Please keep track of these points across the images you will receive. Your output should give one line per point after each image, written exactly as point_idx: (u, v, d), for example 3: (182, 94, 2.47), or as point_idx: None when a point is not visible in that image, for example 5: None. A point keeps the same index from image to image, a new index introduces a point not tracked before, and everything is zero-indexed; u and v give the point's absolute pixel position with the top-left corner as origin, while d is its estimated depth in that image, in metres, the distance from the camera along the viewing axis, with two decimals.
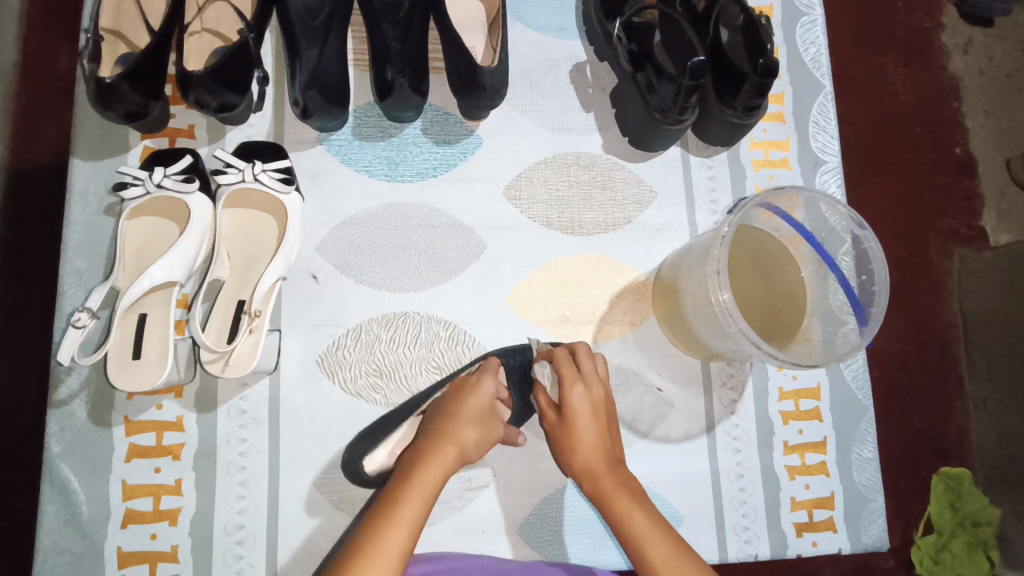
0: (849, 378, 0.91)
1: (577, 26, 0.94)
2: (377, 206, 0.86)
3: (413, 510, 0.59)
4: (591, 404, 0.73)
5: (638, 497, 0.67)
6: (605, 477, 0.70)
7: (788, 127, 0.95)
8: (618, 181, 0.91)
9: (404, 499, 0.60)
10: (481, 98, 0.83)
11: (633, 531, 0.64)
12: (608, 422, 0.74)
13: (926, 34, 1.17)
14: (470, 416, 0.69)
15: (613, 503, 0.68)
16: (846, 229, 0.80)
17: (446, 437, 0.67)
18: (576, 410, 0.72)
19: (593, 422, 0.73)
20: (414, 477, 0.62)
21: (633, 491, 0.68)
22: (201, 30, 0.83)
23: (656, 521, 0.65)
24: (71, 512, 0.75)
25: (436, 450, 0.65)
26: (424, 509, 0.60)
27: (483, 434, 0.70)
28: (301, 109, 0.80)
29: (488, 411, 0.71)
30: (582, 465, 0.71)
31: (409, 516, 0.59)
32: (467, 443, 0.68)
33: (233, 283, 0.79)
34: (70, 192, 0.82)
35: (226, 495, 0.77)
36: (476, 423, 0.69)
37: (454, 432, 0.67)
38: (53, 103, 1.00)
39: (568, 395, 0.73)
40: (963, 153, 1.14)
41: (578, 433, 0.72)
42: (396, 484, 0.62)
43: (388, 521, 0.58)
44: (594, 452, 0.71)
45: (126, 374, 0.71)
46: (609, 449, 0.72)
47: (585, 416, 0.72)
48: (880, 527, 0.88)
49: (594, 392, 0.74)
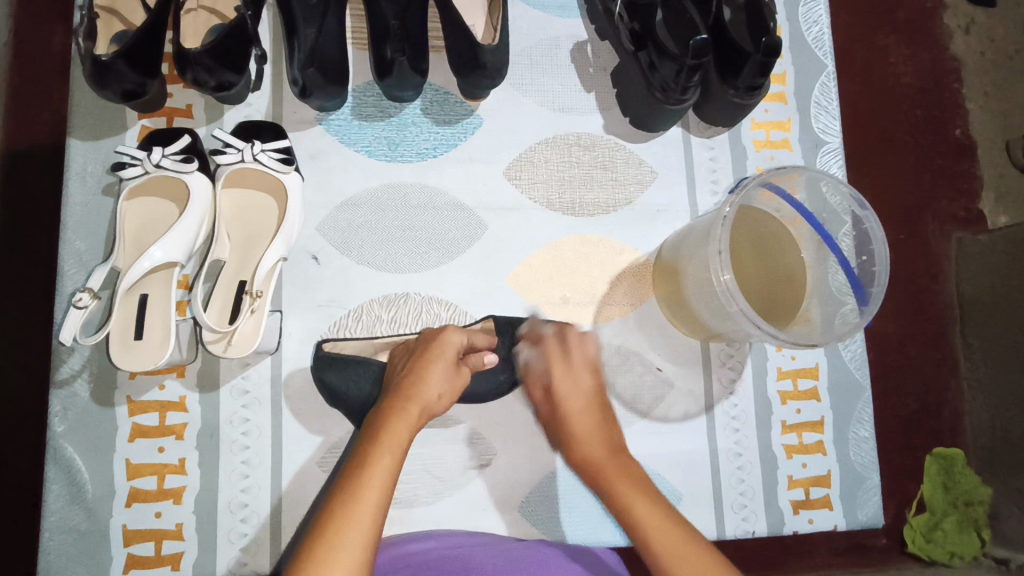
0: (846, 358, 0.91)
1: (578, 5, 0.94)
2: (378, 186, 0.86)
3: (390, 462, 0.58)
4: (583, 393, 0.73)
5: (643, 486, 0.64)
6: (607, 465, 0.67)
7: (789, 107, 0.95)
8: (619, 161, 0.91)
9: (377, 451, 0.59)
10: (482, 77, 0.82)
11: (639, 521, 0.60)
12: (604, 411, 0.73)
13: (928, 14, 1.16)
14: (436, 373, 0.69)
15: (618, 495, 0.64)
16: (847, 209, 0.81)
17: (412, 395, 0.66)
18: (570, 403, 0.72)
19: (591, 417, 0.71)
20: (385, 431, 0.61)
21: (633, 476, 0.65)
22: (197, 7, 0.81)
23: (653, 501, 0.62)
24: (76, 491, 0.76)
25: (405, 406, 0.64)
26: (392, 459, 0.58)
27: (448, 391, 0.70)
28: (300, 89, 0.80)
29: (452, 367, 0.71)
30: (582, 458, 0.69)
31: (385, 466, 0.57)
32: (433, 399, 0.67)
33: (234, 264, 0.78)
34: (68, 172, 0.81)
35: (229, 474, 0.78)
36: (442, 380, 0.69)
37: (420, 390, 0.67)
38: (46, 82, 0.99)
39: (560, 389, 0.73)
40: (962, 134, 1.14)
41: (574, 426, 0.71)
42: (366, 440, 0.61)
43: (361, 480, 0.56)
44: (591, 445, 0.69)
45: (129, 355, 0.72)
46: (608, 439, 0.70)
47: (580, 410, 0.72)
48: (875, 504, 0.89)
49: (582, 383, 0.73)
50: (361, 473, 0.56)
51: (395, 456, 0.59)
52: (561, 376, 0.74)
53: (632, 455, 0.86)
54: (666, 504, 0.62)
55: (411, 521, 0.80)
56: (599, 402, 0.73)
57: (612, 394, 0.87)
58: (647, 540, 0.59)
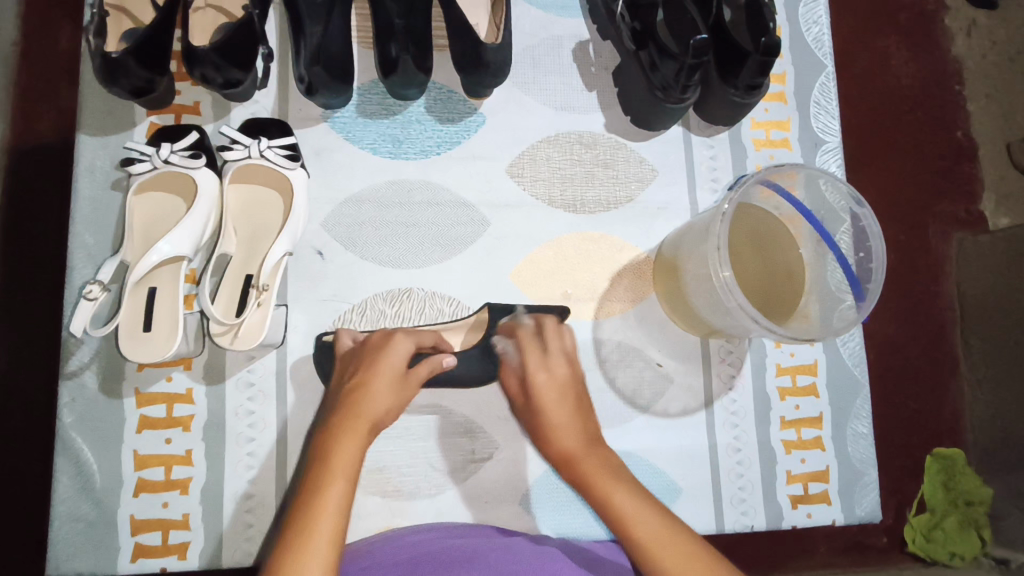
0: (845, 355, 0.92)
1: (580, 5, 0.95)
2: (383, 183, 0.87)
3: (341, 485, 0.61)
4: (557, 387, 0.79)
5: (616, 473, 0.71)
6: (583, 458, 0.73)
7: (789, 106, 0.96)
8: (621, 160, 0.92)
9: (327, 477, 0.62)
10: (485, 76, 0.84)
11: (616, 509, 0.67)
12: (579, 403, 0.79)
13: (929, 16, 1.17)
14: (381, 387, 0.72)
15: (594, 484, 0.71)
16: (845, 208, 0.82)
17: (359, 412, 0.69)
18: (544, 396, 0.78)
19: (563, 404, 0.78)
20: (335, 453, 0.64)
21: (611, 469, 0.71)
22: (205, 5, 0.83)
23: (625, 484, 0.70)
24: (84, 481, 0.77)
25: (352, 427, 0.68)
26: (343, 483, 0.62)
27: (394, 402, 0.73)
28: (306, 86, 0.82)
29: (397, 379, 0.74)
30: (560, 453, 0.75)
31: (339, 488, 0.61)
32: (378, 414, 0.71)
33: (240, 258, 0.80)
34: (77, 167, 0.83)
35: (235, 465, 0.79)
36: (387, 394, 0.73)
37: (367, 407, 0.70)
38: (55, 79, 1.01)
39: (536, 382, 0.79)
40: (962, 137, 1.15)
41: (550, 418, 0.77)
42: (318, 465, 0.64)
43: (316, 505, 0.59)
44: (566, 431, 0.76)
45: (139, 347, 0.73)
46: (582, 430, 0.76)
47: (553, 404, 0.77)
48: (873, 499, 0.90)
49: (558, 373, 0.80)
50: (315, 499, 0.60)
51: (345, 479, 0.62)
52: (536, 366, 0.80)
53: (633, 449, 0.87)
54: (641, 488, 0.69)
55: (415, 514, 0.81)
56: (573, 393, 0.80)
57: (613, 389, 0.88)
58: (623, 523, 0.66)
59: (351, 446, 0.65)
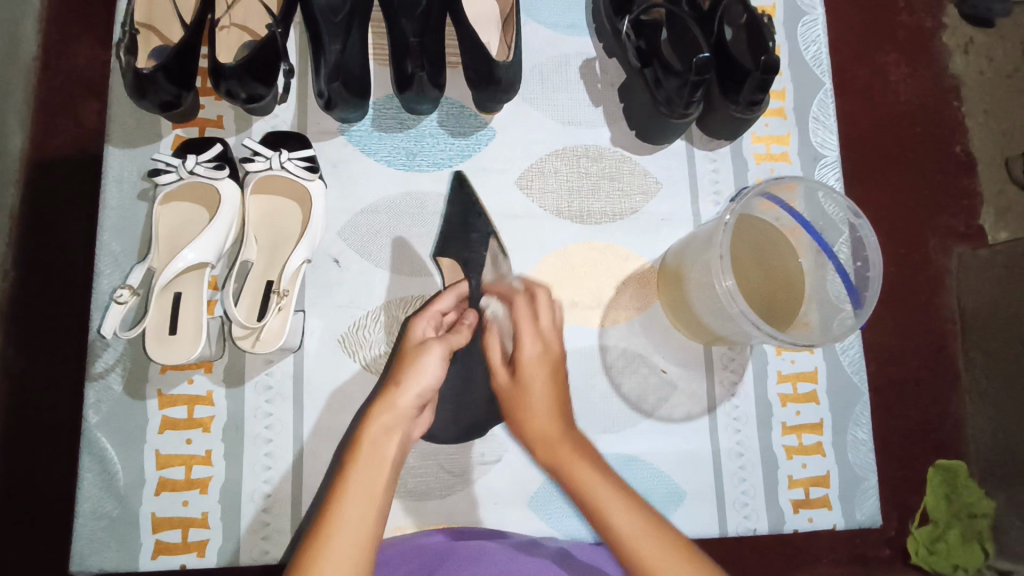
0: (845, 363, 0.95)
1: (587, 24, 0.98)
2: (396, 194, 0.90)
3: (373, 471, 0.63)
4: (543, 359, 0.80)
5: (593, 460, 0.72)
6: (560, 444, 0.74)
7: (789, 122, 0.99)
8: (626, 172, 0.96)
9: (359, 467, 0.63)
10: (496, 92, 0.87)
11: (594, 498, 0.67)
12: (561, 385, 0.80)
13: (927, 35, 1.21)
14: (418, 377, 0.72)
15: (570, 472, 0.71)
16: (843, 220, 0.85)
17: (389, 405, 0.69)
18: (528, 369, 0.79)
19: (549, 381, 0.79)
20: (365, 436, 0.66)
21: (588, 454, 0.73)
22: (230, 24, 0.87)
23: (600, 470, 0.71)
24: (108, 479, 0.80)
25: (384, 411, 0.68)
26: (379, 474, 0.63)
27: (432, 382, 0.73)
28: (325, 101, 0.85)
29: (422, 354, 0.73)
30: (539, 438, 0.76)
31: (370, 474, 0.63)
32: (420, 390, 0.71)
33: (261, 265, 0.83)
34: (106, 177, 0.86)
35: (253, 466, 0.81)
36: (432, 365, 0.73)
37: (407, 383, 0.71)
38: (78, 93, 1.05)
39: (525, 354, 0.80)
40: (962, 152, 1.18)
41: (529, 398, 0.78)
42: (349, 453, 0.66)
43: (341, 494, 0.61)
44: (542, 418, 0.77)
45: (165, 349, 0.77)
46: (559, 417, 0.77)
47: (540, 393, 0.78)
48: (874, 504, 0.92)
49: (548, 348, 0.81)
50: (342, 486, 0.62)
51: (382, 466, 0.64)
52: (524, 326, 0.83)
53: (638, 454, 0.89)
54: (618, 479, 0.70)
55: (427, 515, 0.84)
56: (557, 370, 0.80)
57: (619, 394, 0.91)
58: (600, 514, 0.66)
59: (385, 433, 0.67)
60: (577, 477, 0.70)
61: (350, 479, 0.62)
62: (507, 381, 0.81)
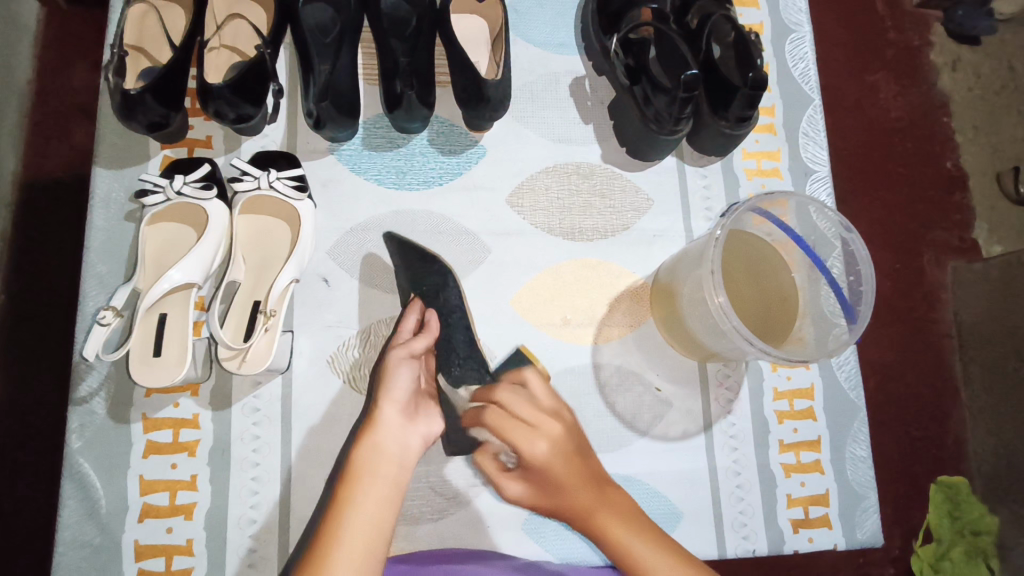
0: (841, 379, 0.93)
1: (576, 43, 0.99)
2: (386, 213, 0.90)
3: (372, 494, 0.63)
4: (552, 451, 0.81)
5: (630, 517, 0.77)
6: (595, 509, 0.77)
7: (779, 137, 0.99)
8: (617, 189, 0.95)
9: (355, 494, 0.63)
10: (486, 110, 0.87)
11: (625, 551, 0.74)
12: (583, 466, 0.82)
13: (915, 52, 1.22)
14: (392, 400, 0.70)
15: (605, 530, 0.76)
16: (836, 234, 0.83)
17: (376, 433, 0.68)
18: (545, 465, 0.81)
19: (569, 463, 0.81)
20: (357, 459, 0.66)
21: (618, 512, 0.77)
22: (219, 45, 0.87)
23: (633, 528, 0.75)
24: (90, 506, 0.78)
25: (372, 433, 0.68)
26: (373, 509, 0.62)
27: (405, 385, 0.71)
28: (314, 120, 0.84)
29: (392, 365, 0.73)
30: (568, 507, 0.79)
31: (369, 498, 0.63)
32: (394, 398, 0.71)
33: (248, 285, 0.82)
34: (92, 199, 0.86)
35: (239, 491, 0.80)
36: (401, 370, 0.73)
37: (381, 395, 0.71)
38: (69, 116, 1.05)
39: (529, 456, 0.81)
40: (953, 167, 1.18)
41: (555, 474, 0.80)
42: (343, 479, 0.65)
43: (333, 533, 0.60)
44: (571, 484, 0.80)
45: (150, 372, 0.76)
46: (586, 478, 0.80)
47: (552, 478, 0.80)
48: (874, 523, 0.90)
49: (551, 432, 0.83)
50: (340, 513, 0.62)
51: (379, 489, 0.64)
52: (523, 439, 0.82)
53: (635, 473, 0.88)
54: (648, 526, 0.76)
55: (418, 540, 0.82)
56: (572, 452, 0.82)
57: (612, 413, 0.89)
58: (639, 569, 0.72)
59: (374, 453, 0.66)
60: (610, 531, 0.75)
61: (348, 509, 0.62)
62: (520, 482, 0.82)
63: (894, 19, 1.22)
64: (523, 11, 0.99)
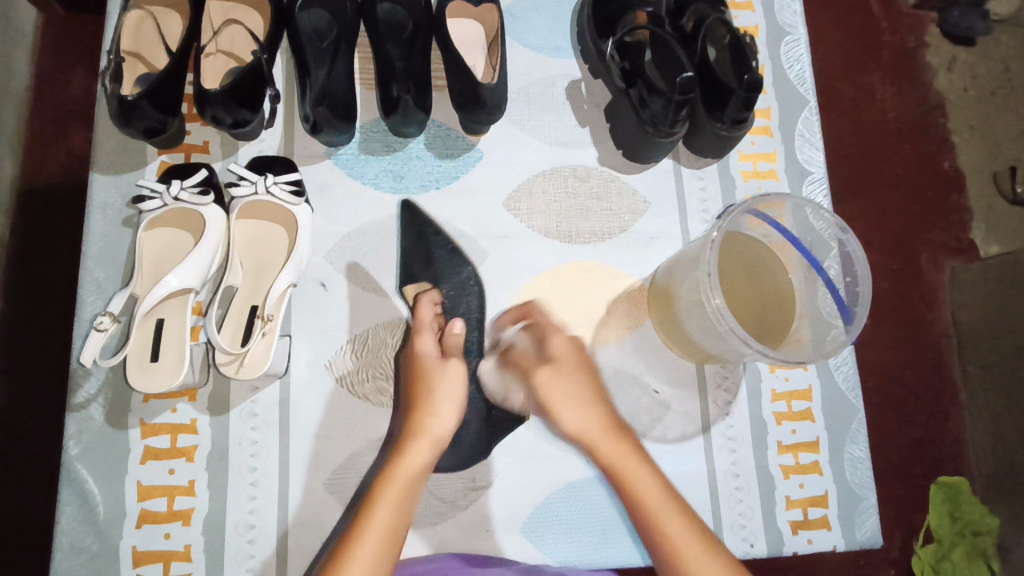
0: (839, 379, 0.93)
1: (572, 46, 0.99)
2: (383, 217, 0.90)
3: (402, 496, 0.68)
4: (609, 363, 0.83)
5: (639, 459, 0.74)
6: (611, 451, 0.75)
7: (775, 140, 1.00)
8: (614, 192, 0.96)
9: (385, 491, 0.68)
10: (481, 113, 0.87)
11: (644, 498, 0.71)
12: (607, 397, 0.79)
13: (910, 53, 1.22)
14: (444, 405, 0.75)
15: (619, 473, 0.73)
16: (832, 235, 0.84)
17: (421, 429, 0.73)
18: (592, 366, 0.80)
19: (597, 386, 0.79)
20: (395, 461, 0.71)
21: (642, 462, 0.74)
22: (216, 51, 0.88)
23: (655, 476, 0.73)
24: (88, 512, 0.78)
25: (420, 433, 0.72)
26: (404, 510, 0.67)
27: (458, 388, 0.76)
28: (311, 124, 0.85)
29: (445, 367, 0.77)
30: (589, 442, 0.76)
31: (394, 498, 0.68)
32: (451, 404, 0.75)
33: (246, 290, 0.82)
34: (90, 205, 0.86)
35: (237, 495, 0.80)
36: (457, 376, 0.76)
37: (438, 397, 0.75)
38: (65, 122, 1.05)
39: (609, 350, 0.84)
40: (951, 167, 1.19)
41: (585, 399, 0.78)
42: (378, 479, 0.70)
43: (362, 528, 0.65)
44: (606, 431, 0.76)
45: (147, 377, 0.76)
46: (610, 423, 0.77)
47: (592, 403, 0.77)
48: (873, 524, 0.90)
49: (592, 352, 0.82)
50: (365, 522, 0.66)
51: (405, 493, 0.69)
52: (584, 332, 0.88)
53: None
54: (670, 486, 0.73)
55: (417, 544, 0.82)
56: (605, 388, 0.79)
57: None
58: (658, 523, 0.69)
59: (418, 462, 0.71)
60: (629, 477, 0.73)
61: (373, 512, 0.66)
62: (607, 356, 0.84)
63: (890, 20, 1.23)
64: (519, 15, 0.99)
